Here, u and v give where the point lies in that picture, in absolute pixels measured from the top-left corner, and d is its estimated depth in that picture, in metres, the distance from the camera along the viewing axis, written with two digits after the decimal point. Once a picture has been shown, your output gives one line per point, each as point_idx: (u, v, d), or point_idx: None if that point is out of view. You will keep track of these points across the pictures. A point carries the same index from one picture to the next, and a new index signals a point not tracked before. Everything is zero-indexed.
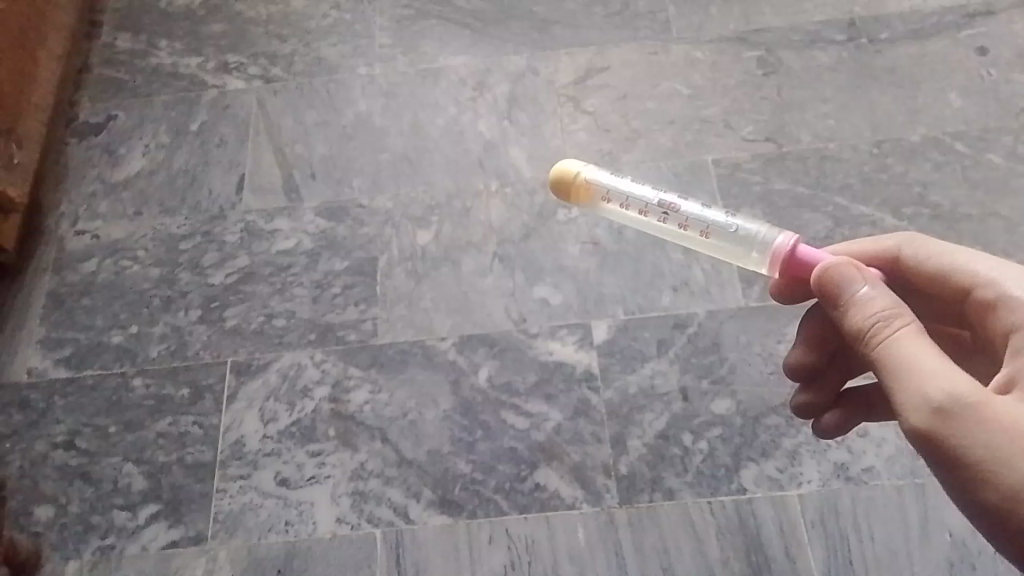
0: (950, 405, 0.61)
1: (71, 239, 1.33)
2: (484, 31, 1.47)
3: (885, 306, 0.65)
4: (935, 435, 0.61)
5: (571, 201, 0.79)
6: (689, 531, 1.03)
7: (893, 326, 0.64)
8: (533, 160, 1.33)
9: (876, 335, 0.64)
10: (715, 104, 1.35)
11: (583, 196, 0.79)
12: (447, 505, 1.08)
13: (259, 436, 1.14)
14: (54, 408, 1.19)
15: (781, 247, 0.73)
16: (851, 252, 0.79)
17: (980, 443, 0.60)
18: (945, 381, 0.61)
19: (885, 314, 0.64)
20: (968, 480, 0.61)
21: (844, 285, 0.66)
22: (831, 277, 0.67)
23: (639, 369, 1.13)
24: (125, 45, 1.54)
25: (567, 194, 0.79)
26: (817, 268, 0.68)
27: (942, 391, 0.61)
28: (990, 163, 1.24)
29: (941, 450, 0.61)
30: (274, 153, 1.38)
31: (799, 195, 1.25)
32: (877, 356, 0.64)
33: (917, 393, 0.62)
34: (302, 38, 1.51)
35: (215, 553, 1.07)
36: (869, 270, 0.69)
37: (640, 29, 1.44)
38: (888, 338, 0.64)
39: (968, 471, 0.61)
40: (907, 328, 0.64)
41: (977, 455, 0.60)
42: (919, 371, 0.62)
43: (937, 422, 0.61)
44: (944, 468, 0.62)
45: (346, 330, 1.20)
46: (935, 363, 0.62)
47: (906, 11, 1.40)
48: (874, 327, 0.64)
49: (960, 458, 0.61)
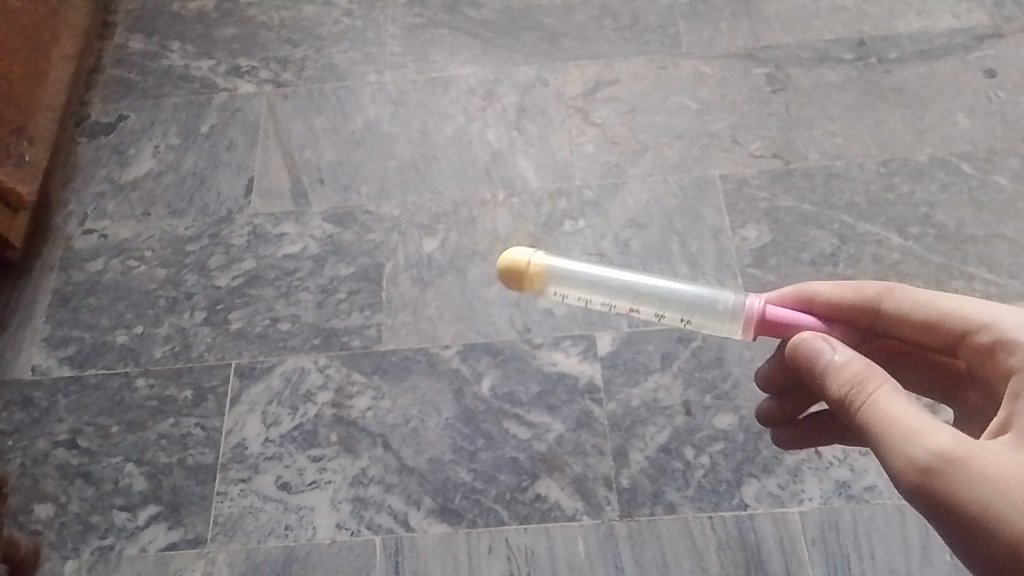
0: (939, 463, 0.59)
1: (79, 238, 1.34)
2: (494, 41, 1.48)
3: (857, 370, 0.65)
4: (932, 496, 0.59)
5: (524, 289, 0.83)
6: (690, 546, 1.03)
7: (870, 387, 0.64)
8: (540, 170, 1.33)
9: (853, 401, 0.64)
10: (723, 119, 1.35)
11: (538, 284, 0.83)
12: (447, 513, 1.08)
13: (260, 440, 1.14)
14: (57, 407, 1.19)
15: (749, 311, 0.78)
16: (835, 301, 0.78)
17: (977, 498, 0.58)
18: (930, 439, 0.60)
19: (860, 377, 0.64)
20: (973, 538, 0.58)
21: (818, 355, 0.67)
22: (804, 350, 0.68)
23: (641, 382, 1.13)
24: (137, 47, 1.55)
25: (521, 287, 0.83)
26: (791, 344, 0.70)
27: (927, 449, 0.60)
28: (996, 185, 1.25)
29: (940, 508, 0.59)
30: (282, 158, 1.38)
31: (805, 212, 1.25)
32: (858, 421, 0.64)
33: (904, 454, 0.61)
34: (312, 43, 1.51)
35: (214, 556, 1.07)
36: (837, 337, 0.70)
37: (650, 43, 1.45)
38: (868, 400, 0.63)
39: (971, 528, 0.58)
40: (883, 388, 0.63)
41: (976, 510, 0.58)
42: (902, 430, 0.61)
43: (927, 482, 0.59)
44: (946, 528, 0.60)
45: (349, 336, 1.21)
46: (917, 421, 0.61)
47: (915, 31, 1.41)
48: (849, 392, 0.64)
49: (960, 517, 0.59)
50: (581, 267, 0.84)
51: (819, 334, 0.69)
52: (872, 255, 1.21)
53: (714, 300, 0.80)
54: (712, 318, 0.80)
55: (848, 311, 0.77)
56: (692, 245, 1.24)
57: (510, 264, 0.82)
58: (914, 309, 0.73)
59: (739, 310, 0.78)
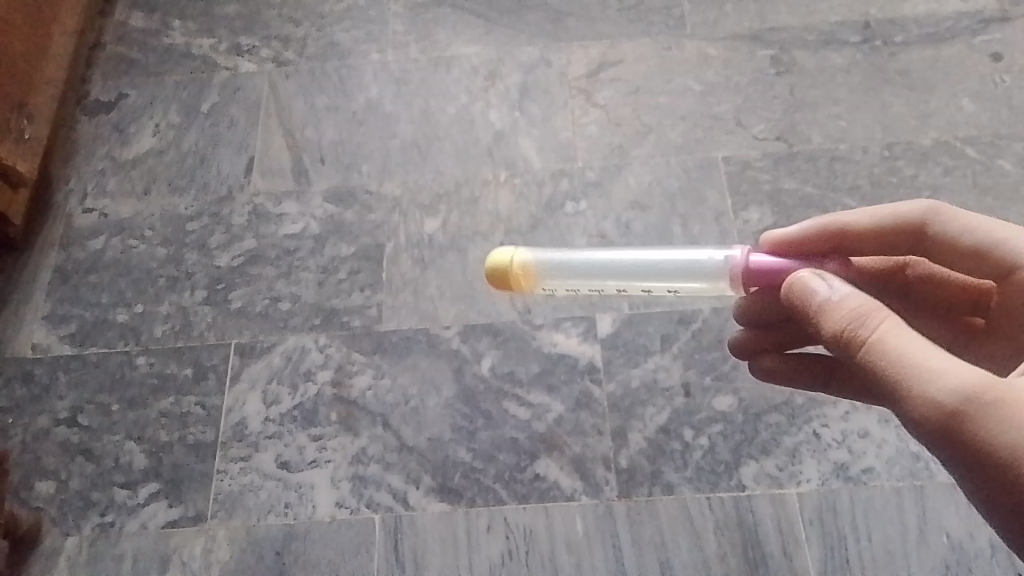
0: (959, 401, 0.59)
1: (79, 216, 1.34)
2: (498, 21, 1.47)
3: (860, 308, 0.64)
4: (954, 436, 0.59)
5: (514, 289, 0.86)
6: (688, 526, 1.03)
7: (870, 325, 0.63)
8: (543, 151, 1.33)
9: (858, 342, 0.63)
10: (727, 101, 1.35)
11: (525, 282, 0.85)
12: (447, 491, 1.08)
13: (261, 418, 1.15)
14: (58, 384, 1.19)
15: (735, 264, 0.79)
16: (877, 224, 0.80)
17: (989, 435, 0.58)
18: (948, 378, 0.59)
19: (859, 313, 0.63)
20: (984, 475, 0.59)
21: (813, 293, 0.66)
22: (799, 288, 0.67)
23: (641, 363, 1.13)
24: (137, 24, 1.54)
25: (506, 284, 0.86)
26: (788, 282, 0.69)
27: (939, 387, 0.59)
28: (1000, 170, 1.24)
29: (953, 447, 0.59)
30: (283, 137, 1.38)
31: (808, 195, 1.25)
32: (866, 363, 0.62)
33: (921, 395, 0.60)
34: (314, 22, 1.50)
35: (214, 533, 1.08)
36: (835, 277, 0.68)
37: (654, 24, 1.44)
38: (869, 337, 0.62)
39: (984, 466, 0.59)
40: (890, 326, 0.62)
41: (988, 447, 0.58)
42: (909, 366, 0.61)
43: (939, 418, 0.59)
44: (968, 468, 0.60)
45: (350, 315, 1.21)
46: (929, 356, 0.61)
47: (922, 14, 1.40)
48: (855, 331, 0.63)
49: (979, 456, 0.59)
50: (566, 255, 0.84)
51: (817, 274, 0.68)
52: None
53: (700, 260, 0.80)
54: (707, 281, 0.80)
55: (885, 234, 0.80)
56: (694, 227, 1.23)
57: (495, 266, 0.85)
58: (958, 234, 0.76)
59: (726, 267, 0.79)
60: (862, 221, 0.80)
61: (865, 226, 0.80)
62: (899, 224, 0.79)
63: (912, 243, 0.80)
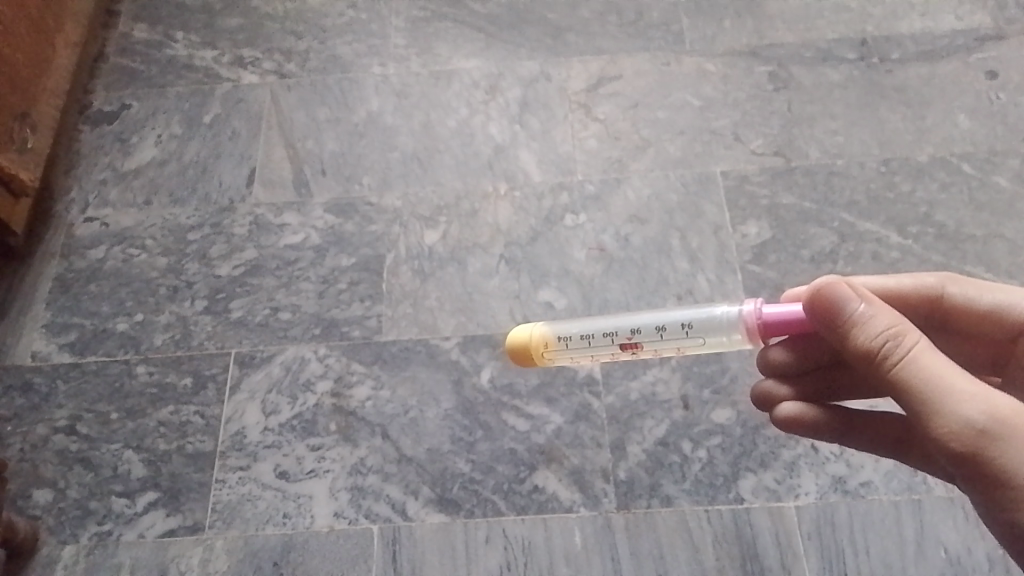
0: (988, 422, 0.60)
1: (81, 226, 1.34)
2: (498, 36, 1.48)
3: (895, 326, 0.64)
4: (979, 456, 0.60)
5: (536, 364, 0.85)
6: (686, 539, 1.03)
7: (904, 345, 0.63)
8: (543, 164, 1.33)
9: (895, 357, 0.63)
10: (725, 116, 1.36)
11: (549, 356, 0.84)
12: (445, 503, 1.08)
13: (259, 428, 1.15)
14: (57, 393, 1.19)
15: (749, 319, 0.76)
16: (893, 288, 0.81)
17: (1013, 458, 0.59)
18: (978, 399, 0.61)
19: (893, 332, 0.63)
20: (1008, 500, 0.60)
21: (843, 305, 0.64)
22: (828, 297, 0.65)
23: (640, 375, 1.14)
24: (141, 36, 1.55)
25: (529, 358, 0.84)
26: (812, 289, 0.66)
27: (971, 411, 0.60)
28: (996, 186, 1.25)
29: (981, 468, 0.60)
30: (285, 148, 1.38)
31: (806, 209, 1.26)
32: (901, 380, 0.62)
33: (952, 413, 0.61)
34: (316, 35, 1.52)
35: (211, 544, 1.08)
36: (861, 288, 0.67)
37: (653, 40, 1.45)
38: (903, 357, 0.62)
39: (1006, 489, 0.60)
40: (924, 346, 0.63)
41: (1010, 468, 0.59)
42: (944, 388, 0.61)
43: (974, 440, 0.60)
44: (984, 487, 0.61)
45: (350, 325, 1.21)
46: (958, 379, 0.62)
47: (918, 32, 1.42)
48: (891, 350, 0.63)
49: (1003, 478, 0.60)
50: (582, 325, 0.83)
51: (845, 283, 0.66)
52: (872, 254, 1.21)
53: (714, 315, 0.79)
54: (723, 336, 0.79)
55: (906, 300, 0.81)
56: (692, 240, 1.24)
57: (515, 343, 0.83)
58: (976, 297, 0.79)
59: (739, 321, 0.77)
60: (880, 284, 0.81)
61: (890, 288, 0.81)
62: (921, 291, 0.80)
63: (926, 312, 0.81)
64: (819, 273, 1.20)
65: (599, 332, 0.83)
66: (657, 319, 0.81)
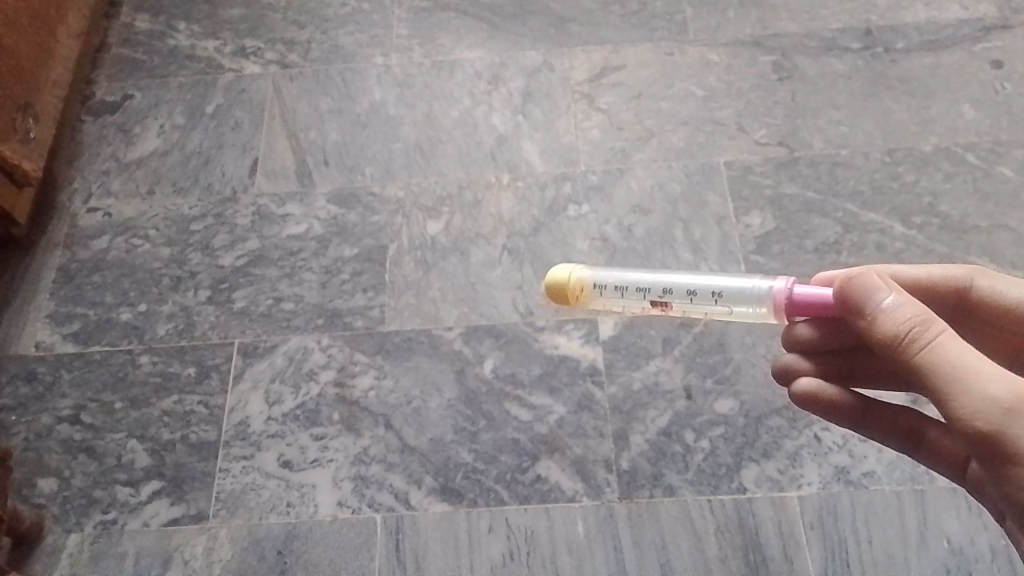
0: (1015, 401, 0.59)
1: (83, 216, 1.34)
2: (501, 26, 1.48)
3: (920, 312, 0.63)
4: (1002, 435, 0.59)
5: (569, 303, 0.86)
6: (689, 528, 1.04)
7: (930, 330, 0.62)
8: (546, 155, 1.33)
9: (918, 341, 0.62)
10: (728, 106, 1.35)
11: (580, 298, 0.85)
12: (448, 492, 1.08)
13: (263, 418, 1.15)
14: (61, 382, 1.20)
15: (777, 294, 0.78)
16: (919, 278, 0.80)
17: None
18: (1002, 380, 0.60)
19: (919, 318, 0.63)
20: None
21: (868, 293, 0.65)
22: (854, 286, 0.65)
23: (643, 366, 1.14)
24: (143, 26, 1.55)
25: (562, 297, 0.86)
26: (842, 280, 0.67)
27: (998, 392, 0.60)
28: (1001, 176, 1.25)
29: (1006, 448, 0.59)
30: (287, 139, 1.38)
31: (810, 200, 1.25)
32: (927, 364, 0.62)
33: (978, 393, 0.60)
34: (319, 25, 1.51)
35: (215, 532, 1.08)
36: (886, 279, 0.67)
37: (657, 30, 1.45)
38: (930, 341, 0.62)
39: None
40: (945, 330, 0.63)
41: None
42: (970, 371, 0.61)
43: (1000, 420, 0.59)
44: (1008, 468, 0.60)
45: (353, 316, 1.21)
46: (982, 363, 0.61)
47: (923, 22, 1.41)
48: (918, 334, 0.62)
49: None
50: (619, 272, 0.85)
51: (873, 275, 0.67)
52: (875, 244, 1.21)
53: (747, 286, 0.80)
54: (749, 307, 0.80)
55: (930, 290, 0.80)
56: (695, 231, 1.24)
57: (552, 281, 0.85)
58: (999, 292, 0.78)
59: (768, 296, 0.78)
60: (908, 274, 0.80)
61: (920, 278, 0.80)
62: (945, 282, 0.79)
63: (948, 304, 0.80)
64: (823, 264, 1.20)
65: (633, 286, 0.84)
66: (691, 283, 0.83)
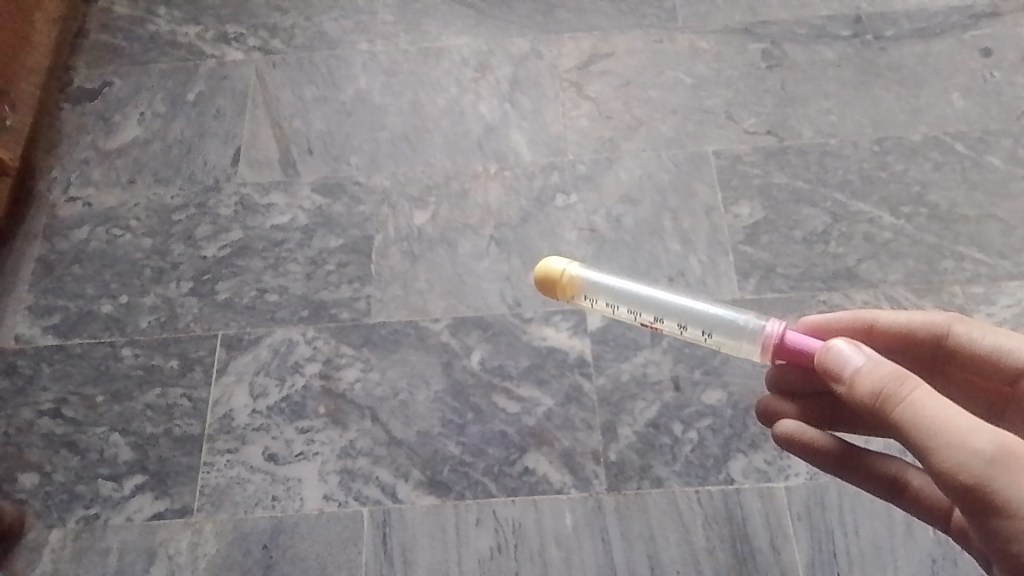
0: (997, 451, 0.58)
1: (63, 206, 1.32)
2: (488, 12, 1.45)
3: (897, 369, 0.63)
4: (989, 487, 0.58)
5: (557, 297, 0.86)
6: (677, 520, 1.03)
7: (905, 386, 0.61)
8: (534, 144, 1.32)
9: (888, 397, 0.61)
10: (718, 95, 1.34)
11: (570, 294, 0.85)
12: (435, 485, 1.07)
13: (248, 411, 1.14)
14: (42, 376, 1.18)
15: (769, 336, 0.77)
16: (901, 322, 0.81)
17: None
18: (983, 431, 0.59)
19: (894, 374, 0.62)
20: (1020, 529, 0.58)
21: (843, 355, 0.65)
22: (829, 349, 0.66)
23: (631, 357, 1.13)
24: (122, 11, 1.51)
25: (552, 289, 0.85)
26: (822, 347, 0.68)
27: (979, 443, 0.59)
28: (989, 166, 1.25)
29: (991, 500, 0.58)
30: (271, 127, 1.36)
31: (798, 189, 1.25)
32: (903, 420, 0.61)
33: (959, 445, 0.59)
34: (302, 11, 1.49)
35: (200, 527, 1.07)
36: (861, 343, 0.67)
37: (645, 17, 1.43)
38: (906, 396, 0.61)
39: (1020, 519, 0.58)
40: (921, 384, 0.62)
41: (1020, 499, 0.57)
42: (949, 422, 0.60)
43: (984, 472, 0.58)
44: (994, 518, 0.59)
45: (339, 307, 1.20)
46: (963, 414, 0.60)
47: (912, 9, 1.40)
48: (893, 390, 0.61)
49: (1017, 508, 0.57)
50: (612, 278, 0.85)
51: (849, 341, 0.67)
52: (864, 234, 1.20)
53: (738, 321, 0.80)
54: (737, 340, 0.80)
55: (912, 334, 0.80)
56: (684, 221, 1.23)
57: (544, 273, 0.85)
58: (978, 338, 0.78)
59: (759, 335, 0.78)
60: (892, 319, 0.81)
61: (900, 324, 0.81)
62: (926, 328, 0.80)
63: (933, 348, 0.80)
64: (812, 254, 1.19)
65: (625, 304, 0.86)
66: (683, 312, 0.84)
